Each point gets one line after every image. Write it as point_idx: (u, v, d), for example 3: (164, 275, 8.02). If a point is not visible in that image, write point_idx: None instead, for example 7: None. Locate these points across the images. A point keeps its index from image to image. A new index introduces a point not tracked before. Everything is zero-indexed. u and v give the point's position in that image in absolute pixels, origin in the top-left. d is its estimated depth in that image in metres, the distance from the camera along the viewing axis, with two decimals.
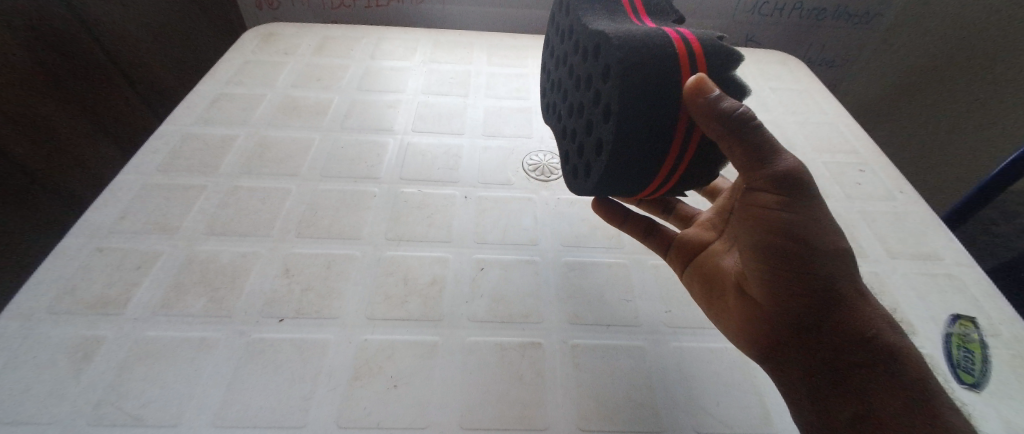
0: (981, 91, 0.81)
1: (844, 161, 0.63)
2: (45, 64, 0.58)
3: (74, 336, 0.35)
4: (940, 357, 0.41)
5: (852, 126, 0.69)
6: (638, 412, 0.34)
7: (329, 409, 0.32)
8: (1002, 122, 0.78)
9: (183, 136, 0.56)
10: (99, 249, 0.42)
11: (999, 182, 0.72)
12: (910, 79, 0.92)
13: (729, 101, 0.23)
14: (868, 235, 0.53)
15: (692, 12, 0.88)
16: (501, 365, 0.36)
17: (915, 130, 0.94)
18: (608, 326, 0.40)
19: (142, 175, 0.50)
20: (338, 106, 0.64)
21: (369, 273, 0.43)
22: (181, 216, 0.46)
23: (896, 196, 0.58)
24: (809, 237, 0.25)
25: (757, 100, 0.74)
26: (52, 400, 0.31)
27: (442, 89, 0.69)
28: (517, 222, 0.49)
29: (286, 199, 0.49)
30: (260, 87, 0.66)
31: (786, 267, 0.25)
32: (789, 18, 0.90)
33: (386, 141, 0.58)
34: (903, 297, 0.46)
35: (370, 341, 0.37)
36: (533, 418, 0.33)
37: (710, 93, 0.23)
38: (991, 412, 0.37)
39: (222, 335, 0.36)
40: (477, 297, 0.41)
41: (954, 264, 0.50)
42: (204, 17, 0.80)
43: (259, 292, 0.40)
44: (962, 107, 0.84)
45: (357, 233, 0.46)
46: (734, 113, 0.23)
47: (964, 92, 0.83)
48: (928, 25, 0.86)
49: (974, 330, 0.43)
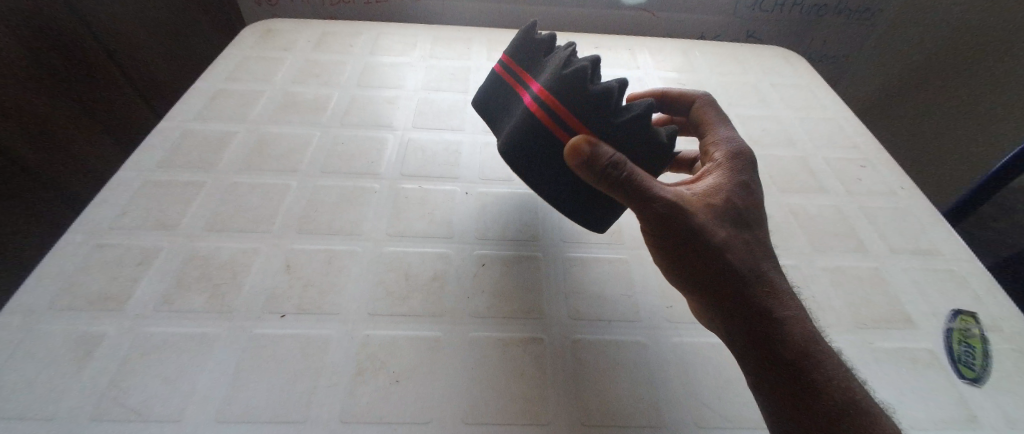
0: (976, 88, 0.83)
1: (845, 156, 0.63)
2: (44, 61, 0.58)
3: (74, 333, 0.35)
4: (940, 353, 0.41)
5: (852, 122, 0.69)
6: (640, 407, 0.34)
7: (331, 404, 0.32)
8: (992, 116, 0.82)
9: (181, 133, 0.56)
10: (99, 246, 0.42)
11: (1003, 177, 0.71)
12: (910, 78, 0.92)
13: (590, 150, 0.32)
14: (869, 231, 0.53)
15: (692, 8, 0.88)
16: (502, 360, 0.36)
17: (914, 127, 0.94)
18: (609, 321, 0.40)
19: (142, 172, 0.50)
20: (337, 102, 0.63)
21: (370, 269, 0.42)
22: (181, 214, 0.46)
23: (897, 192, 0.58)
24: (698, 249, 0.31)
25: (757, 95, 0.74)
26: (53, 396, 0.31)
27: (441, 85, 0.68)
28: (518, 218, 0.49)
29: (286, 195, 0.49)
30: (260, 83, 0.65)
31: (684, 274, 0.33)
32: (791, 13, 0.90)
33: (386, 137, 0.58)
34: (904, 292, 0.46)
35: (372, 336, 0.37)
36: (535, 413, 0.33)
37: (577, 149, 0.32)
38: (993, 407, 0.37)
39: (223, 331, 0.36)
40: (479, 292, 0.41)
41: (954, 259, 0.50)
42: (203, 16, 0.80)
43: (259, 289, 0.40)
44: (954, 110, 0.87)
45: (357, 229, 0.46)
46: (591, 160, 0.31)
47: (951, 92, 0.86)
48: (924, 25, 0.87)
49: (975, 325, 0.43)
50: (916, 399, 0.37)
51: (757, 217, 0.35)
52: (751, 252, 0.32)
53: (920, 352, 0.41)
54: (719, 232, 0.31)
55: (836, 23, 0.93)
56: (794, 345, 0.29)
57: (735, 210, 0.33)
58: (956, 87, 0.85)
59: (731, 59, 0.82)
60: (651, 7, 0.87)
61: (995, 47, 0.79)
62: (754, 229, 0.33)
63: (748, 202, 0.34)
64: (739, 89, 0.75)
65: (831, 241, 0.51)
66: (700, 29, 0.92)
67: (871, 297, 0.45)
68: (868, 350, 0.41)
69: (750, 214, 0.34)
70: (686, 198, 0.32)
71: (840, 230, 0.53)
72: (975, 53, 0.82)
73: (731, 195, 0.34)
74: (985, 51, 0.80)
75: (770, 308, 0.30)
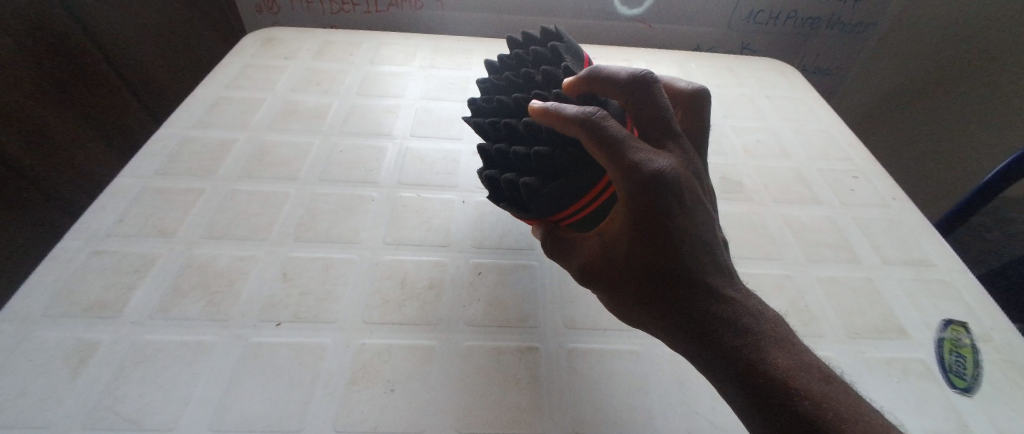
0: (960, 101, 0.84)
1: (838, 167, 0.64)
2: (44, 67, 0.58)
3: (70, 340, 0.35)
4: (932, 362, 0.42)
5: (846, 133, 0.70)
6: (634, 416, 0.34)
7: (326, 412, 0.32)
8: (974, 130, 0.83)
9: (182, 140, 0.56)
10: (97, 252, 0.43)
11: (994, 188, 0.72)
12: (900, 90, 0.94)
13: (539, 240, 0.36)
14: (862, 242, 0.53)
15: (689, 20, 0.89)
16: (497, 369, 0.36)
17: (905, 137, 0.96)
18: (604, 330, 0.41)
19: (141, 179, 0.51)
20: (337, 110, 0.64)
21: (368, 277, 0.43)
22: (180, 220, 0.46)
23: (890, 203, 0.59)
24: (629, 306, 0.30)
25: (752, 106, 0.75)
26: (48, 403, 0.31)
27: (441, 94, 0.69)
28: (515, 226, 0.50)
29: (285, 202, 0.50)
30: (260, 91, 0.66)
31: None
32: (785, 26, 0.92)
33: (385, 145, 0.59)
34: (896, 303, 0.47)
35: (368, 344, 0.37)
36: (529, 422, 0.33)
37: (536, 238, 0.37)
38: (984, 417, 0.37)
39: (219, 339, 0.37)
40: (474, 301, 0.42)
41: (946, 270, 0.51)
42: (204, 24, 0.81)
43: (256, 296, 0.40)
44: (939, 120, 0.88)
45: (355, 236, 0.47)
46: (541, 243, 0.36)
47: (938, 104, 0.88)
48: (916, 39, 0.89)
49: (966, 335, 0.44)
50: (909, 410, 0.37)
51: (686, 229, 0.26)
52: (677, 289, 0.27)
53: (912, 362, 0.41)
54: (635, 280, 0.28)
55: (828, 36, 0.95)
56: (748, 387, 0.25)
57: (644, 250, 0.27)
58: (943, 99, 0.87)
59: (727, 71, 0.84)
60: (648, 19, 0.88)
61: (979, 61, 0.81)
62: (676, 255, 0.26)
63: (659, 222, 0.26)
64: (734, 100, 0.76)
65: (825, 251, 0.52)
66: (696, 40, 0.93)
67: (864, 307, 0.46)
68: (861, 360, 0.41)
69: (671, 240, 0.26)
70: (593, 250, 0.30)
71: (833, 240, 0.53)
72: (960, 67, 0.83)
73: (636, 229, 0.26)
74: (972, 65, 0.82)
75: (714, 346, 0.26)
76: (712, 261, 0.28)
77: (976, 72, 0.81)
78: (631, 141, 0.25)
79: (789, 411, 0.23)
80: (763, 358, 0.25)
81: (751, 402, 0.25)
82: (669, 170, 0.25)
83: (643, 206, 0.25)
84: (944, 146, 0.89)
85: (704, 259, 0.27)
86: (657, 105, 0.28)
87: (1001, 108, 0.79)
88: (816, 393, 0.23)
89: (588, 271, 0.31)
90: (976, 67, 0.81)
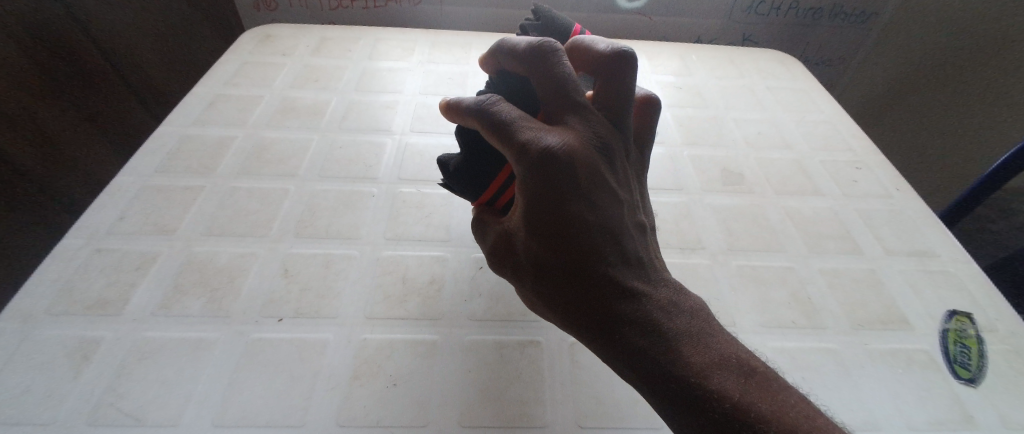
0: (962, 93, 0.84)
1: (841, 159, 0.64)
2: (43, 66, 0.58)
3: (73, 337, 0.35)
4: (936, 353, 0.41)
5: (849, 124, 0.70)
6: (637, 408, 0.34)
7: (328, 408, 0.32)
8: (973, 124, 0.83)
9: (181, 138, 0.56)
10: (98, 250, 0.42)
11: (998, 178, 0.72)
12: (903, 81, 0.94)
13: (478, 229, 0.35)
14: (866, 233, 0.53)
15: (689, 12, 0.88)
16: (499, 363, 0.36)
17: (907, 129, 0.95)
18: None
19: (140, 177, 0.50)
20: (336, 107, 0.64)
21: (368, 273, 0.43)
22: (180, 218, 0.46)
23: (893, 194, 0.58)
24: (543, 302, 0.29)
25: (753, 98, 0.75)
26: (51, 401, 0.31)
27: (440, 90, 0.69)
28: None
29: (285, 199, 0.49)
30: (258, 88, 0.66)
31: None
32: (786, 16, 0.91)
33: (384, 141, 0.58)
34: (900, 294, 0.46)
35: (369, 340, 0.37)
36: (532, 416, 0.33)
37: None
38: (989, 408, 0.37)
39: (221, 335, 0.37)
40: (476, 296, 0.41)
41: (950, 261, 0.50)
42: (202, 22, 0.81)
43: (256, 293, 0.40)
44: (941, 112, 0.88)
45: (355, 232, 0.47)
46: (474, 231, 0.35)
47: (940, 96, 0.87)
48: (919, 28, 0.88)
49: (971, 326, 0.44)
50: (913, 401, 0.37)
51: (588, 217, 0.25)
52: (591, 286, 0.26)
53: (916, 353, 0.41)
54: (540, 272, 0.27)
55: (830, 27, 0.94)
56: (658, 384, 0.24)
57: (546, 239, 0.25)
58: (946, 91, 0.86)
59: (728, 63, 0.83)
60: (648, 11, 0.87)
61: (982, 54, 0.80)
62: (581, 248, 0.25)
63: (560, 214, 0.24)
64: (735, 92, 0.76)
65: (828, 243, 0.51)
66: (696, 32, 0.92)
67: (867, 298, 0.46)
68: (864, 352, 0.41)
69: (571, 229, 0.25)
70: (501, 237, 0.29)
71: (836, 232, 0.53)
72: (963, 59, 0.83)
73: (536, 217, 0.25)
74: (975, 57, 0.81)
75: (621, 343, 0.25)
76: (621, 253, 0.26)
77: (978, 63, 0.80)
78: (522, 123, 0.24)
79: (701, 411, 0.23)
80: (676, 358, 0.24)
81: (662, 399, 0.24)
82: (564, 151, 0.24)
83: (539, 190, 0.24)
84: (947, 137, 0.88)
85: (612, 252, 0.26)
86: (556, 78, 0.26)
87: (1002, 103, 0.78)
88: (734, 394, 0.23)
89: (499, 260, 0.30)
90: (980, 56, 0.80)
